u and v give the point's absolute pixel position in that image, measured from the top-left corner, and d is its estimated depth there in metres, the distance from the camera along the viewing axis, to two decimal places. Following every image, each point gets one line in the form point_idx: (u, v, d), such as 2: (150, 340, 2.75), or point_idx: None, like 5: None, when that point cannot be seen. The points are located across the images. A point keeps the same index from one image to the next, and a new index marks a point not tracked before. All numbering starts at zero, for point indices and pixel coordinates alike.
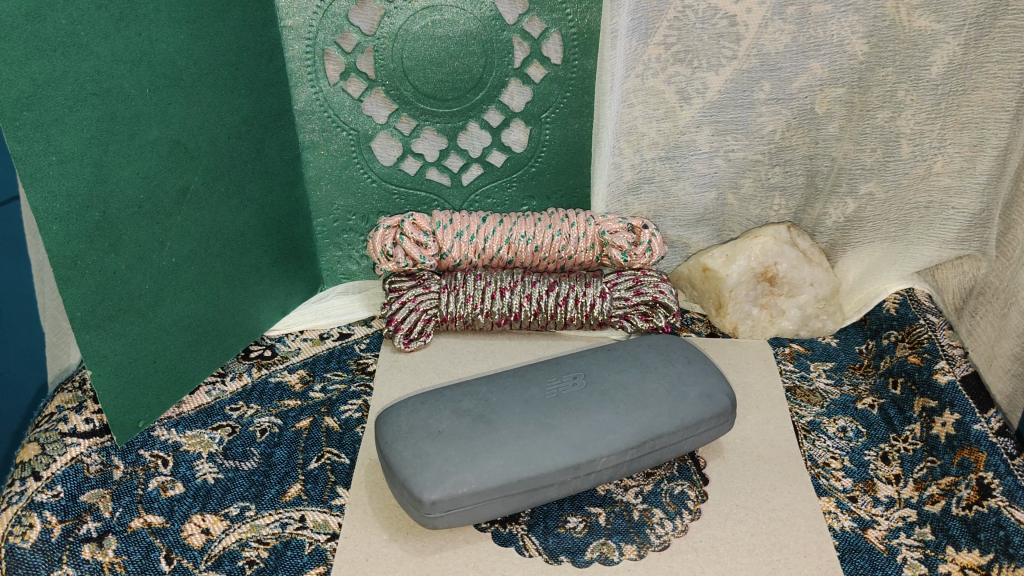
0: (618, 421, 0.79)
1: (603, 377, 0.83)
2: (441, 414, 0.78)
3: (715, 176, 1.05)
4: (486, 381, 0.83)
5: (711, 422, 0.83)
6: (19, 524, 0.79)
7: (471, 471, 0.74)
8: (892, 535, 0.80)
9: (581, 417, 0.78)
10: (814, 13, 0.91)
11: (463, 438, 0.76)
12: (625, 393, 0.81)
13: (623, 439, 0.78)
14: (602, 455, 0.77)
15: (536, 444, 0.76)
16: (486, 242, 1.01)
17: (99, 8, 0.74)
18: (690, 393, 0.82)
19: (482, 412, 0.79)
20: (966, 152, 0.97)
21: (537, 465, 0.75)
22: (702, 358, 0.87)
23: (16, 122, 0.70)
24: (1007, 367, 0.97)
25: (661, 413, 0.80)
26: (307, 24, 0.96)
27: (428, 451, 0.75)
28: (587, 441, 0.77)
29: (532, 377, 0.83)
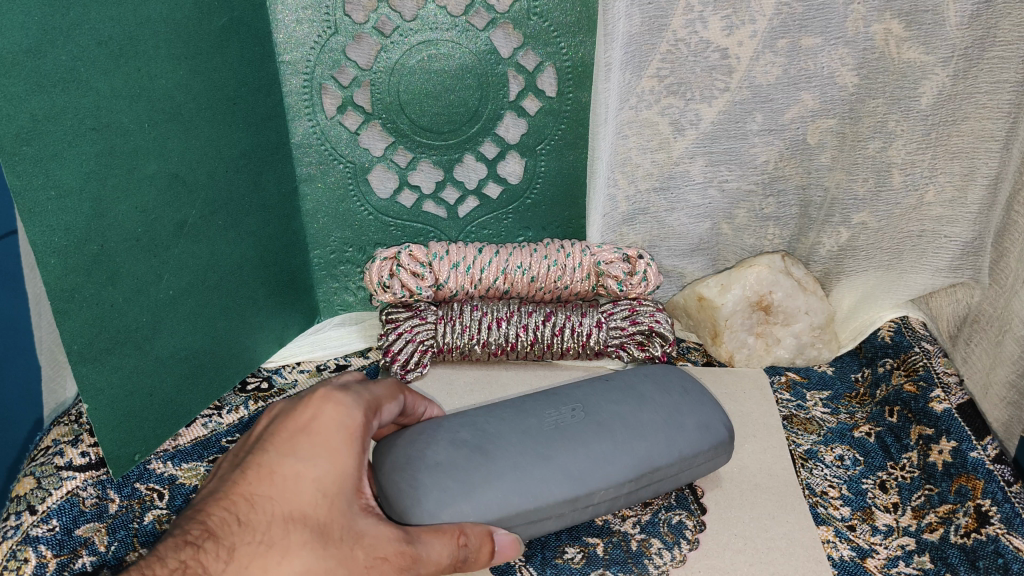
0: (617, 452, 0.79)
1: (602, 406, 0.82)
2: (439, 444, 0.77)
3: (709, 207, 1.06)
4: (484, 411, 0.82)
5: (710, 450, 0.83)
6: (14, 559, 0.80)
7: (468, 504, 0.73)
8: (892, 564, 0.80)
9: (581, 449, 0.78)
10: (803, 46, 0.93)
11: (462, 469, 0.75)
12: (623, 423, 0.81)
13: (622, 472, 0.78)
14: (600, 488, 0.77)
15: (536, 476, 0.76)
16: (482, 272, 1.02)
17: (99, 45, 0.75)
18: (687, 424, 0.82)
19: (481, 444, 0.78)
20: (956, 182, 0.98)
21: (536, 497, 0.75)
22: (695, 386, 0.87)
23: (15, 157, 0.71)
24: (1004, 395, 0.97)
25: (659, 445, 0.80)
26: (305, 59, 0.98)
27: (427, 483, 0.74)
28: (585, 472, 0.77)
29: (530, 407, 0.82)
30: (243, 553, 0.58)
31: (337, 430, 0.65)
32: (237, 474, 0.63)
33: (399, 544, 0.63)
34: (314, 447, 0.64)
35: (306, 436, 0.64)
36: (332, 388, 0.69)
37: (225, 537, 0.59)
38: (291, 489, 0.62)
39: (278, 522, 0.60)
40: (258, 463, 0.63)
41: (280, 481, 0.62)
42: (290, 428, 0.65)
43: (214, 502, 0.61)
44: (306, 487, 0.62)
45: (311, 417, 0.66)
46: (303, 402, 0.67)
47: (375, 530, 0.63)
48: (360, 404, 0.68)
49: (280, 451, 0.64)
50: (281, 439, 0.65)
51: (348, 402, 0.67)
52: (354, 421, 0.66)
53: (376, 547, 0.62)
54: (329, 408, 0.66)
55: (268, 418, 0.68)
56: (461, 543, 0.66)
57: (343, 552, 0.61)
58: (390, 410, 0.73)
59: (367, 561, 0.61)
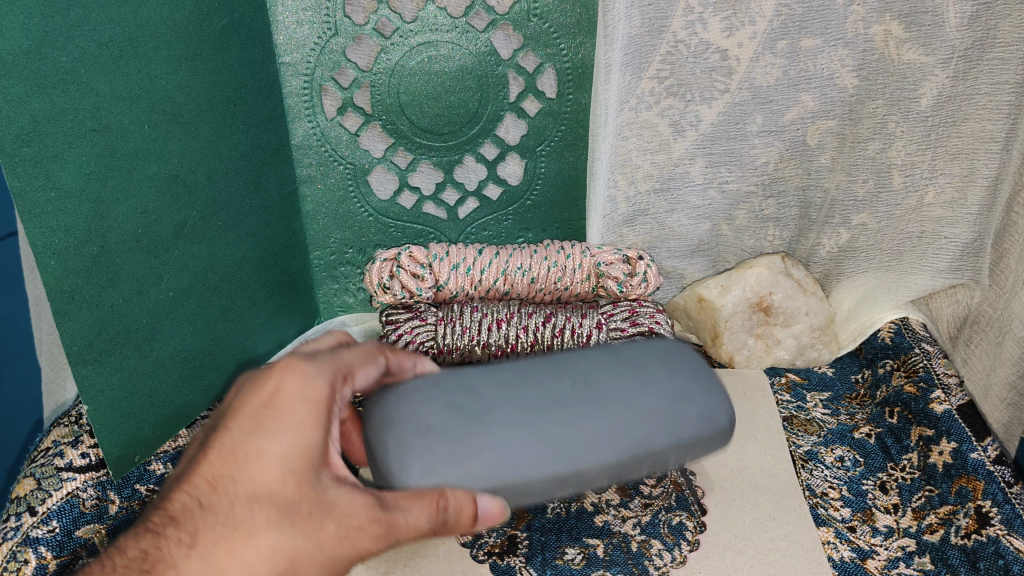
0: (613, 433, 0.75)
1: (603, 384, 0.78)
2: (433, 405, 0.76)
3: (709, 208, 1.06)
4: (484, 375, 0.79)
5: (709, 433, 0.78)
6: (14, 560, 0.79)
7: (454, 474, 0.71)
8: (892, 565, 0.81)
9: (575, 426, 0.74)
10: (803, 47, 0.93)
11: (451, 435, 0.73)
12: (624, 404, 0.77)
13: (616, 455, 0.74)
14: (593, 469, 0.73)
15: (527, 450, 0.73)
16: (482, 273, 1.02)
17: (99, 46, 0.75)
18: (690, 413, 0.78)
19: (477, 412, 0.75)
20: (956, 183, 0.98)
21: (524, 473, 0.72)
22: (703, 367, 0.83)
23: (15, 159, 0.70)
24: (1004, 396, 0.97)
25: (654, 428, 0.76)
26: (305, 60, 0.98)
27: (414, 447, 0.72)
28: (577, 453, 0.73)
29: (531, 375, 0.79)
30: (207, 536, 0.56)
31: (301, 403, 0.62)
32: (200, 454, 0.59)
33: (372, 512, 0.60)
34: (279, 422, 0.60)
35: (270, 411, 0.61)
36: (303, 356, 0.67)
37: (188, 521, 0.56)
38: (253, 467, 0.58)
39: (242, 502, 0.57)
40: (219, 445, 0.59)
41: (243, 462, 0.58)
42: (251, 404, 0.61)
43: (175, 489, 0.58)
44: (271, 466, 0.58)
45: (273, 391, 0.62)
46: (268, 372, 0.64)
47: (346, 501, 0.60)
48: (328, 373, 0.66)
49: (242, 429, 0.60)
50: (242, 415, 0.61)
51: (312, 370, 0.64)
52: (318, 391, 0.63)
53: (348, 516, 0.59)
54: (294, 379, 0.63)
55: (231, 389, 0.65)
56: (440, 507, 0.64)
57: (311, 527, 0.58)
58: (366, 373, 0.73)
59: (341, 533, 0.59)
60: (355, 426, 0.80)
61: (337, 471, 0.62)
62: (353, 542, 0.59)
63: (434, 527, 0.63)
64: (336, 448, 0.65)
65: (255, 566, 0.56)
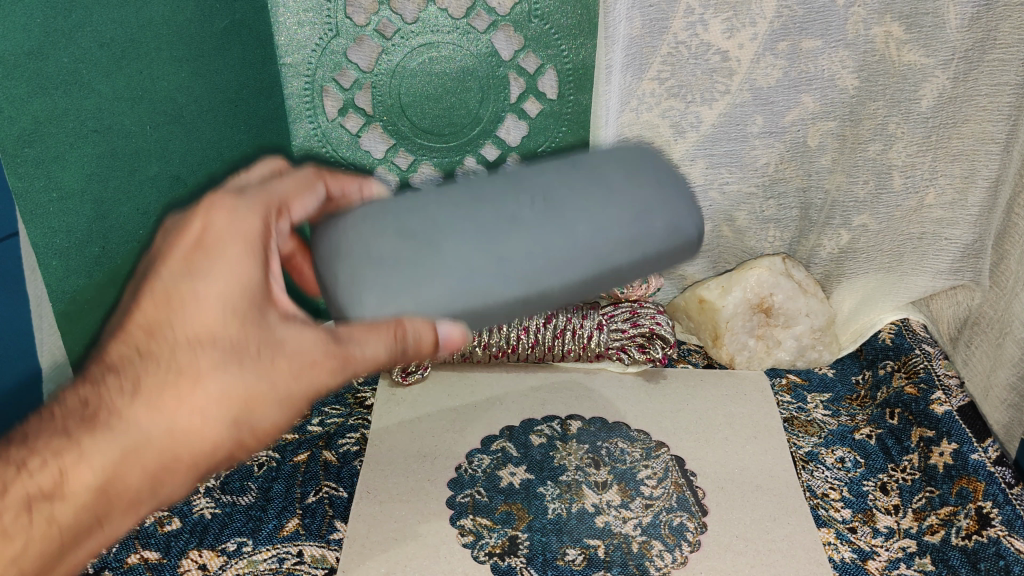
0: (576, 250, 0.51)
1: (566, 195, 0.52)
2: (383, 229, 0.52)
3: (710, 209, 1.07)
4: (438, 190, 0.54)
5: (671, 253, 0.55)
6: None
7: (409, 301, 0.51)
8: (892, 566, 0.81)
9: (536, 240, 0.51)
10: (803, 49, 0.93)
11: (381, 264, 0.51)
12: (582, 206, 0.52)
13: (579, 274, 0.52)
14: (554, 290, 0.52)
15: (483, 275, 0.50)
16: None
17: (101, 47, 0.75)
18: (656, 226, 0.53)
19: (425, 230, 0.51)
20: (957, 184, 0.98)
21: (481, 300, 0.51)
22: (674, 175, 0.56)
23: (17, 159, 0.69)
24: (1004, 397, 0.97)
25: (624, 244, 0.53)
26: (306, 62, 0.99)
27: (363, 279, 0.51)
28: (538, 270, 0.51)
29: (486, 186, 0.54)
30: (150, 383, 0.47)
31: (233, 240, 0.50)
32: (131, 301, 0.49)
33: (328, 345, 0.50)
34: (212, 261, 0.48)
35: (202, 251, 0.49)
36: (231, 192, 0.54)
37: (128, 369, 0.47)
38: (190, 313, 0.47)
39: (182, 348, 0.47)
40: (145, 291, 0.48)
41: (177, 305, 0.47)
42: (181, 246, 0.49)
43: (107, 342, 0.48)
44: (208, 309, 0.47)
45: (201, 228, 0.50)
46: (194, 210, 0.51)
47: (302, 339, 0.50)
48: (260, 211, 0.53)
49: (172, 271, 0.48)
50: (173, 257, 0.49)
51: (243, 208, 0.52)
52: (252, 228, 0.51)
53: (301, 354, 0.49)
54: (222, 214, 0.51)
55: (161, 235, 0.53)
56: (397, 337, 0.50)
57: (262, 366, 0.48)
58: (303, 204, 0.58)
59: (293, 370, 0.49)
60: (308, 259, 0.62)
61: (286, 306, 0.51)
62: (310, 380, 0.50)
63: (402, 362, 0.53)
64: (280, 283, 0.52)
65: (205, 407, 0.48)
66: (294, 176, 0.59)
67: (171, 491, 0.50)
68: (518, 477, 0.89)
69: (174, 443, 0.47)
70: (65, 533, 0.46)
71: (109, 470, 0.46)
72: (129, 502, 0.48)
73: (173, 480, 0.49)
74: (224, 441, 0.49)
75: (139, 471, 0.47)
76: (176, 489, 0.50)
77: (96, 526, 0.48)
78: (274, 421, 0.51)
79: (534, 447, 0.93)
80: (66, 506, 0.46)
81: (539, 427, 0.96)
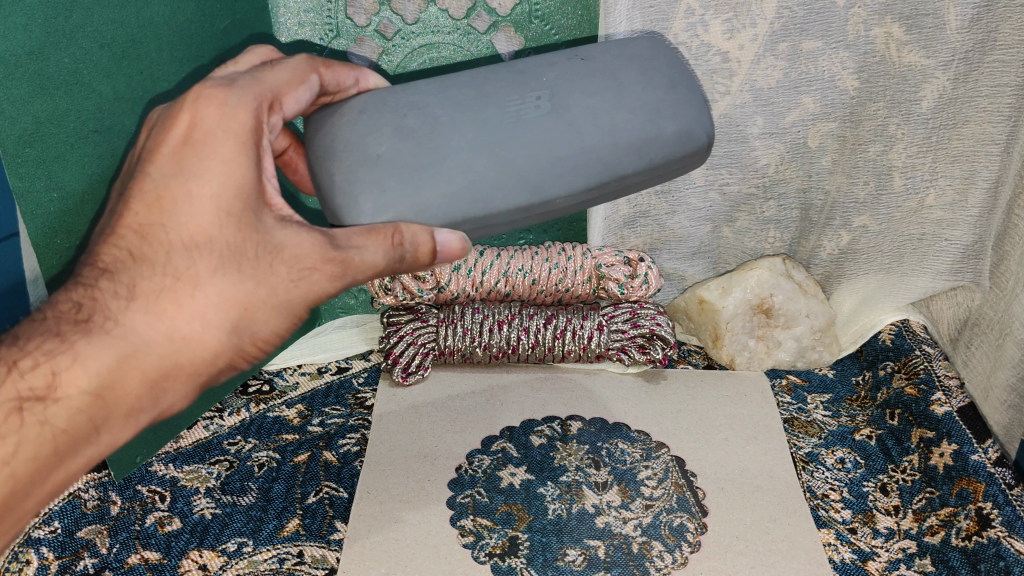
0: (580, 155, 0.63)
1: (577, 106, 0.64)
2: (382, 129, 0.62)
3: (710, 210, 1.07)
4: (437, 91, 0.64)
5: (685, 157, 0.67)
6: (17, 560, 0.81)
7: (430, 197, 0.61)
8: (892, 567, 0.81)
9: (540, 150, 0.63)
10: (804, 50, 0.93)
11: (406, 166, 0.61)
12: (593, 122, 0.63)
13: (583, 180, 0.64)
14: (558, 196, 0.64)
15: (488, 180, 0.62)
16: (484, 275, 1.02)
17: (101, 47, 0.75)
18: (665, 130, 0.65)
19: (431, 137, 0.62)
20: (957, 185, 0.98)
21: (484, 206, 0.62)
22: (686, 74, 0.67)
23: (17, 159, 0.70)
24: (1004, 398, 0.96)
25: (627, 150, 0.64)
26: None
27: (364, 180, 0.61)
28: (540, 178, 0.63)
29: (491, 92, 0.65)
30: (146, 288, 0.52)
31: (222, 138, 0.54)
32: (125, 200, 0.54)
33: (328, 251, 0.56)
34: (204, 161, 0.53)
35: (192, 148, 0.53)
36: (217, 83, 0.57)
37: (123, 272, 0.52)
38: (184, 213, 0.53)
39: (178, 251, 0.53)
40: (140, 191, 0.53)
41: (171, 206, 0.53)
42: (171, 143, 0.54)
43: (104, 241, 0.53)
44: (204, 210, 0.53)
45: (190, 127, 0.54)
46: (181, 101, 0.55)
47: (300, 242, 0.56)
48: (247, 105, 0.56)
49: (164, 171, 0.53)
50: (162, 156, 0.54)
51: (230, 102, 0.55)
52: (240, 125, 0.55)
53: (298, 259, 0.56)
54: (211, 111, 0.54)
55: (147, 129, 0.57)
56: (396, 243, 0.59)
57: (259, 269, 0.55)
58: (296, 97, 0.61)
59: (293, 274, 0.56)
60: (301, 155, 0.71)
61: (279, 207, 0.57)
62: (309, 284, 0.56)
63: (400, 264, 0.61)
64: (271, 182, 0.58)
65: (204, 312, 0.53)
66: (285, 65, 0.61)
67: (167, 401, 0.55)
68: (518, 478, 0.89)
69: (170, 345, 0.53)
70: (59, 437, 0.50)
71: (106, 372, 0.51)
72: (129, 407, 0.53)
73: (172, 389, 0.54)
74: (220, 344, 0.55)
75: (137, 376, 0.52)
76: (175, 399, 0.55)
77: (94, 434, 0.52)
78: (273, 325, 0.57)
79: (534, 448, 0.93)
80: (59, 409, 0.50)
81: (539, 427, 0.96)
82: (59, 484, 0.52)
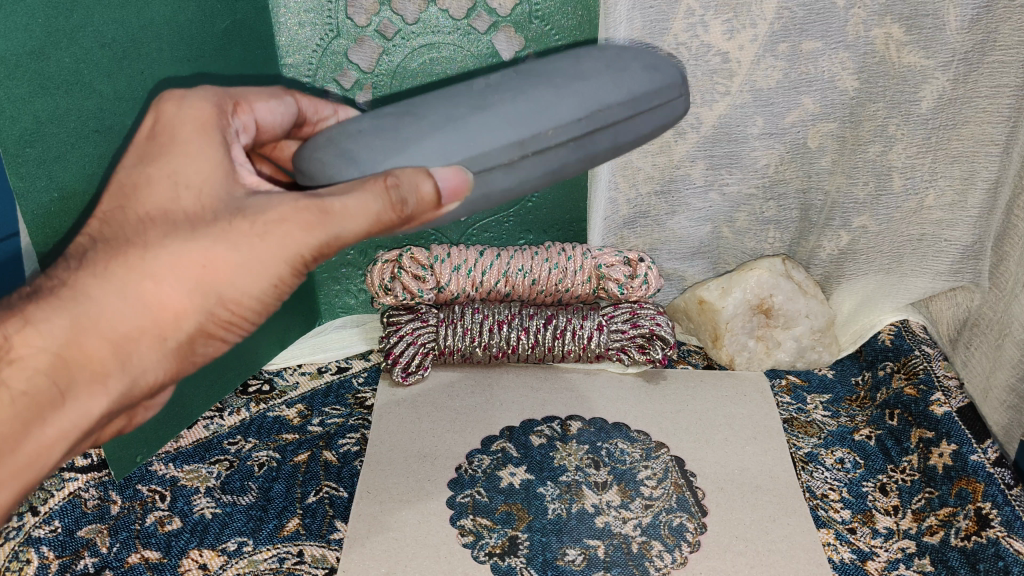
0: (561, 88, 0.59)
1: (545, 63, 0.62)
2: (361, 118, 0.61)
3: (710, 210, 1.07)
4: None
5: (666, 96, 0.63)
6: (17, 559, 0.81)
7: (416, 146, 0.57)
8: (892, 567, 0.81)
9: (516, 94, 0.59)
10: (804, 50, 0.93)
11: (387, 130, 0.58)
12: (566, 68, 0.61)
13: (572, 109, 0.59)
14: (551, 128, 0.58)
15: (469, 122, 0.57)
16: (484, 275, 1.02)
17: (102, 47, 0.75)
18: (637, 68, 0.62)
19: (407, 108, 0.60)
20: (957, 186, 0.98)
21: (472, 143, 0.57)
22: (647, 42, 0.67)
23: (18, 159, 0.71)
24: (1004, 398, 0.96)
25: (605, 83, 0.60)
26: (307, 62, 0.98)
27: (348, 151, 0.58)
28: (527, 111, 0.58)
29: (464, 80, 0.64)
30: (103, 258, 0.51)
31: (181, 126, 0.56)
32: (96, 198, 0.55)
33: (301, 202, 0.53)
34: (162, 147, 0.55)
35: (154, 140, 0.56)
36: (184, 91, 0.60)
37: (84, 254, 0.52)
38: (143, 192, 0.53)
39: (134, 224, 0.52)
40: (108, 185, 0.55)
41: (132, 190, 0.53)
42: (138, 143, 0.56)
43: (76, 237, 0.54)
44: (160, 185, 0.53)
45: (154, 125, 0.57)
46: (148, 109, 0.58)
47: (269, 200, 0.53)
48: (210, 100, 0.59)
49: (127, 163, 0.55)
50: (128, 155, 0.56)
51: (191, 96, 0.58)
52: (201, 115, 0.57)
53: (263, 214, 0.52)
54: (172, 105, 0.57)
55: None
56: (389, 188, 0.53)
57: (222, 230, 0.52)
58: (266, 106, 0.63)
59: (259, 230, 0.52)
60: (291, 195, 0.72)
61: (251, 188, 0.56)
62: (278, 235, 0.52)
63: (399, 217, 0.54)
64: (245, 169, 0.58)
65: (165, 277, 0.51)
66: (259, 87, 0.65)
67: (137, 370, 0.52)
68: (518, 478, 0.89)
69: (132, 306, 0.51)
70: (19, 400, 0.48)
71: (66, 334, 0.49)
72: (92, 372, 0.50)
73: (139, 353, 0.52)
74: (187, 304, 0.52)
75: (99, 339, 0.50)
76: (145, 367, 0.53)
77: (58, 399, 0.50)
78: (247, 283, 0.54)
79: (534, 448, 0.93)
80: (17, 370, 0.48)
81: (539, 427, 0.96)
82: (28, 463, 0.50)
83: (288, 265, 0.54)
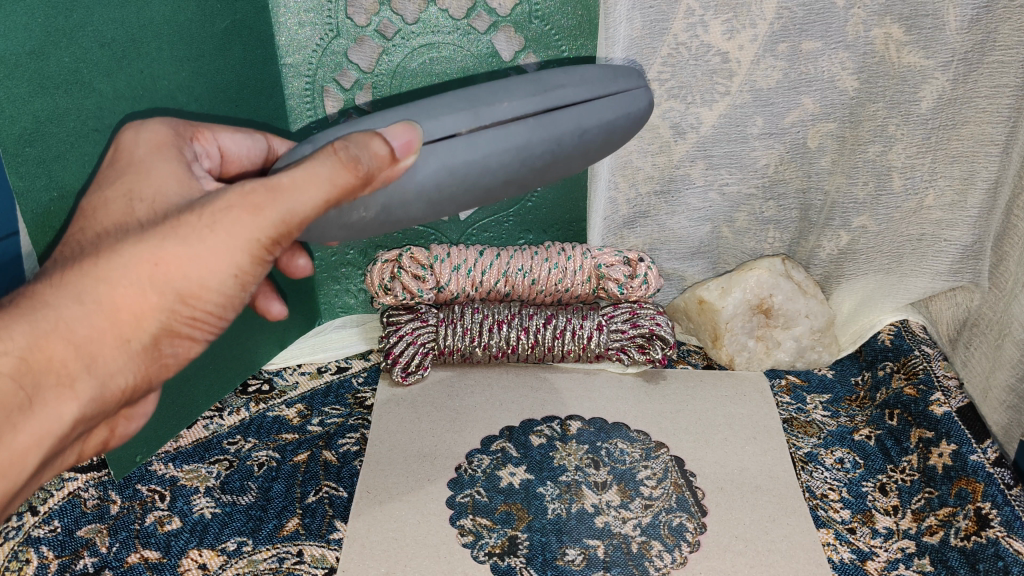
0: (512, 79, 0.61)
1: None
2: None
3: (710, 210, 1.07)
4: None
5: (622, 87, 0.64)
6: (16, 559, 0.81)
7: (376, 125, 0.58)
8: (892, 567, 0.81)
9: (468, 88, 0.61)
10: (803, 50, 0.93)
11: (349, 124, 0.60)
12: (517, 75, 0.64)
13: (524, 88, 0.60)
14: (506, 103, 0.59)
15: (426, 104, 0.59)
16: (484, 275, 1.02)
17: (101, 47, 0.75)
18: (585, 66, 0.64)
19: None
20: (956, 186, 0.98)
21: (428, 116, 0.58)
22: None
23: (17, 158, 0.71)
24: (1004, 398, 0.95)
25: (556, 74, 0.62)
26: (307, 62, 0.98)
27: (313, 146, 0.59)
28: (480, 94, 0.60)
29: None
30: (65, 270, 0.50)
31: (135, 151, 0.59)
32: None
33: (247, 188, 0.52)
34: (118, 171, 0.57)
35: (112, 167, 0.58)
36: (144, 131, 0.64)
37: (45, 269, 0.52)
38: (99, 210, 0.55)
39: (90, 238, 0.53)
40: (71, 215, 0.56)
41: (89, 212, 0.55)
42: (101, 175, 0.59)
43: None
44: (115, 203, 0.55)
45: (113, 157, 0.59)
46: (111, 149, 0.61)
47: (215, 193, 0.52)
48: (165, 130, 0.62)
49: (87, 194, 0.57)
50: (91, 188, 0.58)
51: (147, 128, 0.61)
52: (155, 142, 0.60)
53: (208, 202, 0.51)
54: (128, 138, 0.60)
55: None
56: (337, 152, 0.52)
57: (169, 224, 0.51)
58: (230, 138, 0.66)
59: (207, 219, 0.51)
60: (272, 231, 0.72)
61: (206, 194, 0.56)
62: (226, 220, 0.51)
63: (356, 179, 0.52)
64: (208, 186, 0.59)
65: (122, 277, 0.49)
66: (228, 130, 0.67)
67: (105, 372, 0.51)
68: (517, 478, 0.89)
69: (89, 311, 0.49)
70: None
71: (31, 339, 0.47)
72: (59, 377, 0.48)
73: (106, 354, 0.50)
74: (146, 303, 0.51)
75: (64, 342, 0.48)
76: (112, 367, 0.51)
77: (26, 407, 0.47)
78: (205, 279, 0.51)
79: (534, 447, 0.93)
80: None
81: (539, 427, 0.96)
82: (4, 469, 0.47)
83: (246, 253, 0.52)
